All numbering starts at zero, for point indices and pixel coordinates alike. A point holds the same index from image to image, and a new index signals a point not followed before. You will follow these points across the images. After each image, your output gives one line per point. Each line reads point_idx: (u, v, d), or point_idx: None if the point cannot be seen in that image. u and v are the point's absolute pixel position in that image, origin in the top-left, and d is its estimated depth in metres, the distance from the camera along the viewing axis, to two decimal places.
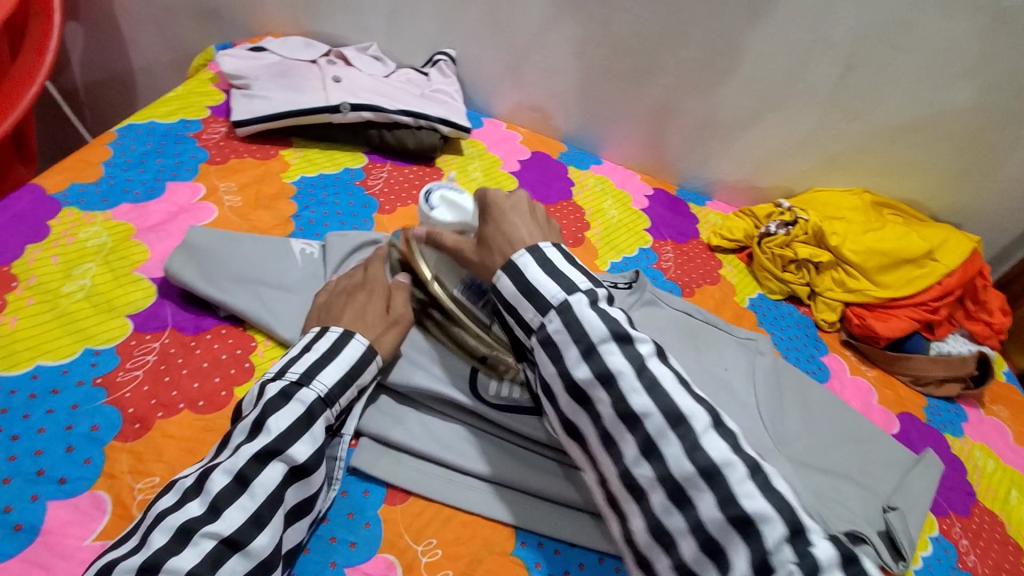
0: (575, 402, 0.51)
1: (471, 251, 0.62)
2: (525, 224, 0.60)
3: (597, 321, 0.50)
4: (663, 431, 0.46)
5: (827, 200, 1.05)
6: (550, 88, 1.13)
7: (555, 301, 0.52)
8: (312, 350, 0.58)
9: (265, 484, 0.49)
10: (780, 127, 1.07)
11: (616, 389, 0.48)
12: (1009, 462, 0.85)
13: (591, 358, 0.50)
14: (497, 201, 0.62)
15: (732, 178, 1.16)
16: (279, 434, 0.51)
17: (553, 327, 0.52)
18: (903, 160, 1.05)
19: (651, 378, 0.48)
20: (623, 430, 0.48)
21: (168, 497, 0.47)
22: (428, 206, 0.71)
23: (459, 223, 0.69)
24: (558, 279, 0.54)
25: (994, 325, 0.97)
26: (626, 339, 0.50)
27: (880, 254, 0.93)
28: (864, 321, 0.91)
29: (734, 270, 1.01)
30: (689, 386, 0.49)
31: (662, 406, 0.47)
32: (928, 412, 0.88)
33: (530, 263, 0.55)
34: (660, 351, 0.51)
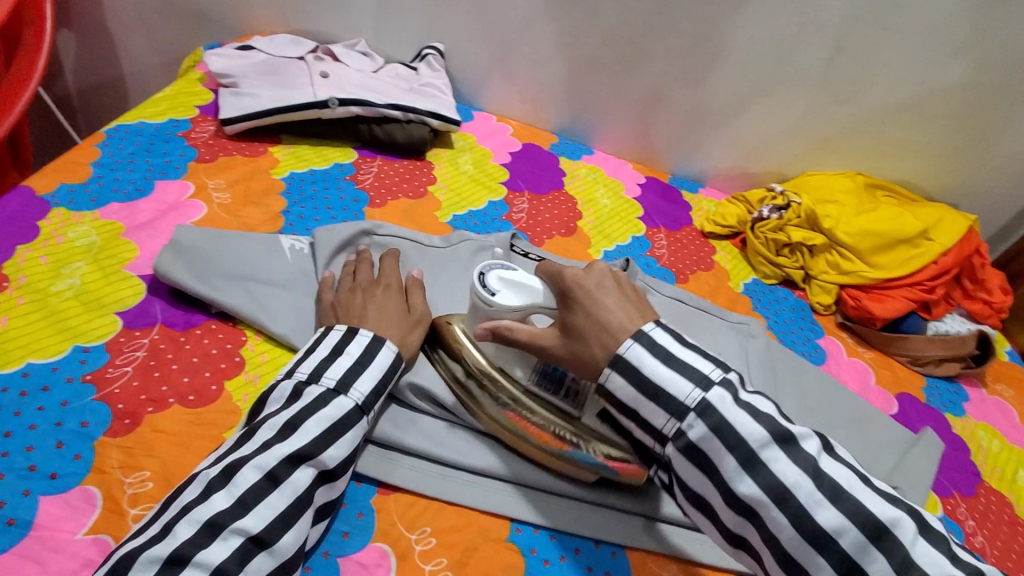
0: (740, 515, 0.47)
1: (555, 342, 0.54)
2: (620, 304, 0.52)
3: (753, 424, 0.47)
4: (865, 547, 0.43)
5: (821, 184, 1.05)
6: (540, 80, 1.13)
7: (692, 402, 0.48)
8: (345, 354, 0.57)
9: (295, 485, 0.49)
10: (772, 112, 1.06)
11: (793, 505, 0.45)
12: (1015, 442, 0.84)
13: (755, 471, 0.46)
14: (579, 280, 0.54)
15: (725, 165, 1.15)
16: (312, 439, 0.51)
17: (696, 433, 0.48)
18: (896, 142, 1.05)
19: (831, 484, 0.45)
20: (809, 552, 0.45)
21: (193, 489, 0.47)
22: (488, 292, 0.61)
23: (526, 306, 0.59)
24: (689, 372, 0.49)
25: (993, 303, 0.96)
26: (789, 439, 0.47)
27: (874, 235, 0.93)
28: (859, 302, 0.91)
29: (727, 256, 1.00)
30: (870, 481, 0.47)
31: (852, 515, 0.44)
32: (927, 392, 0.87)
33: (646, 356, 0.49)
34: (824, 442, 0.48)
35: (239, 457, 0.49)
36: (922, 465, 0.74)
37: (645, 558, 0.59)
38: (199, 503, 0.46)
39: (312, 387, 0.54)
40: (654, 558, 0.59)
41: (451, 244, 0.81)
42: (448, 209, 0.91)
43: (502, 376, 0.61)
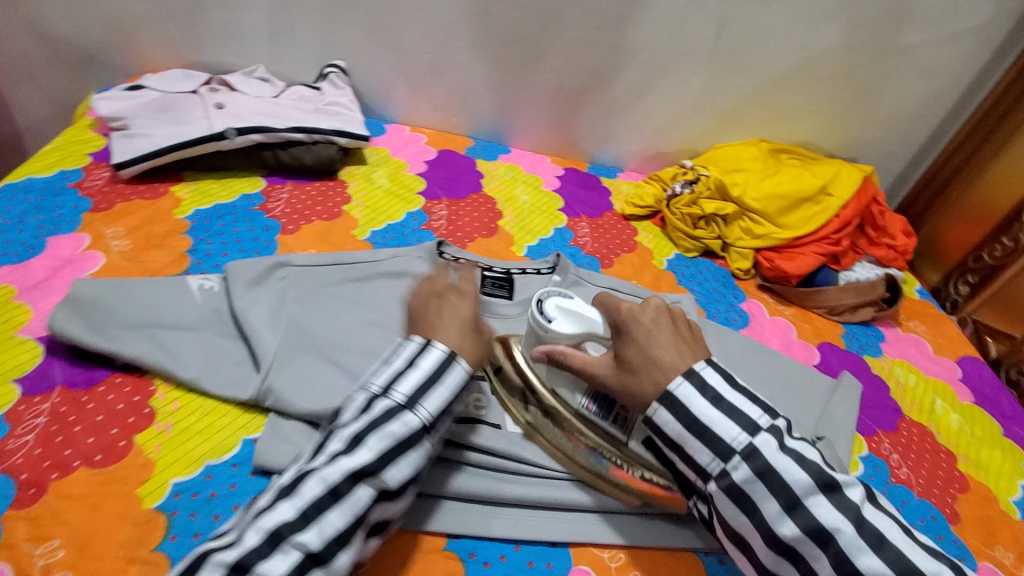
0: (778, 557, 0.48)
1: (609, 373, 0.56)
2: (673, 341, 0.55)
3: (799, 471, 0.48)
4: None
5: (727, 155, 1.09)
6: (447, 87, 1.13)
7: (737, 445, 0.50)
8: (416, 368, 0.54)
9: (357, 504, 0.48)
10: (674, 91, 1.10)
11: (834, 547, 0.46)
12: (931, 374, 0.89)
13: (796, 513, 0.48)
14: (634, 315, 0.57)
15: (639, 147, 1.19)
16: (377, 456, 0.49)
17: (740, 474, 0.49)
18: (790, 106, 1.10)
19: (874, 534, 0.46)
20: None
21: (267, 496, 0.49)
22: (545, 318, 0.62)
23: (581, 334, 0.61)
24: (738, 419, 0.51)
25: (897, 247, 1.02)
26: (833, 486, 0.48)
27: (779, 198, 0.97)
28: (773, 263, 0.95)
29: (649, 235, 1.03)
30: (912, 534, 0.48)
31: (895, 565, 0.45)
32: (845, 338, 0.92)
33: (696, 395, 0.52)
34: (868, 493, 0.50)
35: (309, 467, 0.49)
36: (845, 410, 0.78)
37: (584, 545, 0.60)
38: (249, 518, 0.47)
39: (381, 401, 0.52)
40: (596, 544, 0.60)
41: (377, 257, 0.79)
42: (366, 225, 0.90)
43: (558, 400, 0.62)
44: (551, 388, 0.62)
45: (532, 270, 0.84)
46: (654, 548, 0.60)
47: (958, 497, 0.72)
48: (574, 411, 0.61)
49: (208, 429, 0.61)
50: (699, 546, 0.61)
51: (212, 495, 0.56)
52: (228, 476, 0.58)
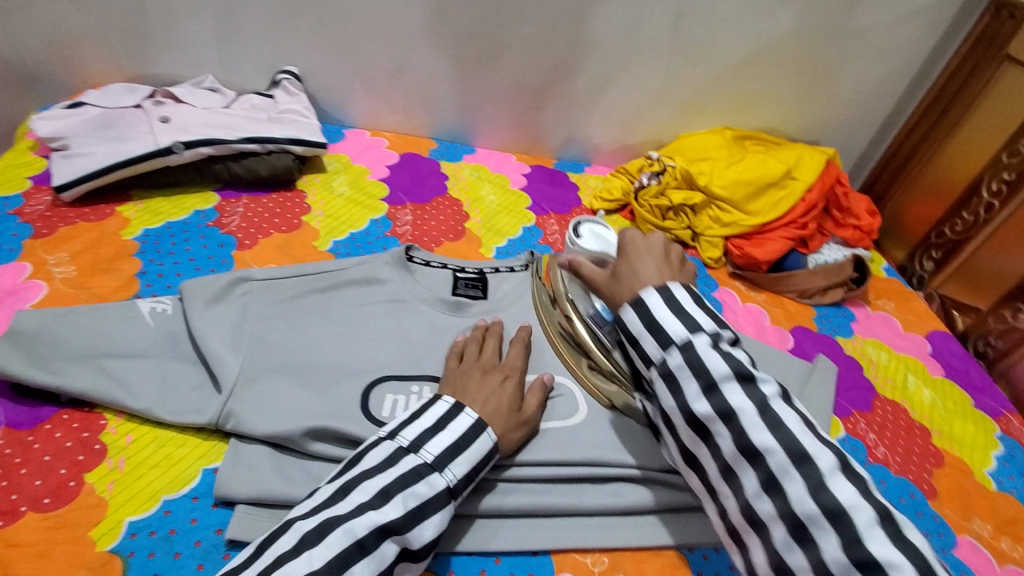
0: (693, 434, 0.51)
1: (603, 283, 0.63)
2: (657, 265, 0.60)
3: (722, 363, 0.50)
4: (787, 469, 0.46)
5: (693, 145, 1.09)
6: (406, 89, 1.11)
7: (678, 338, 0.52)
8: (447, 430, 0.55)
9: (381, 561, 0.48)
10: (636, 83, 1.09)
11: (736, 424, 0.49)
12: (901, 350, 0.90)
13: (712, 395, 0.50)
14: (634, 240, 0.63)
15: (605, 141, 1.18)
16: (404, 514, 0.50)
17: (674, 362, 0.52)
18: (751, 92, 1.10)
19: (775, 417, 0.48)
20: (744, 464, 0.48)
21: (287, 539, 0.47)
22: (576, 235, 0.86)
23: (598, 253, 0.81)
24: (686, 319, 0.53)
25: (862, 227, 1.02)
26: (750, 380, 0.50)
27: (745, 184, 0.97)
28: (743, 250, 0.96)
29: (619, 229, 1.02)
30: (815, 429, 0.49)
31: (786, 445, 0.47)
32: (817, 321, 0.92)
33: (659, 301, 0.55)
34: (782, 392, 0.51)
35: (335, 514, 0.48)
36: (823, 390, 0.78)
37: (567, 551, 0.58)
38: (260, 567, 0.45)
39: (410, 457, 0.53)
40: (578, 549, 0.58)
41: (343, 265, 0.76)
42: (327, 235, 0.87)
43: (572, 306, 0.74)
44: (570, 296, 0.75)
45: (505, 269, 0.83)
46: (637, 549, 0.59)
47: (934, 472, 0.73)
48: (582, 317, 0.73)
49: (165, 461, 0.58)
50: (681, 542, 0.60)
51: (172, 531, 0.54)
52: (188, 509, 0.55)
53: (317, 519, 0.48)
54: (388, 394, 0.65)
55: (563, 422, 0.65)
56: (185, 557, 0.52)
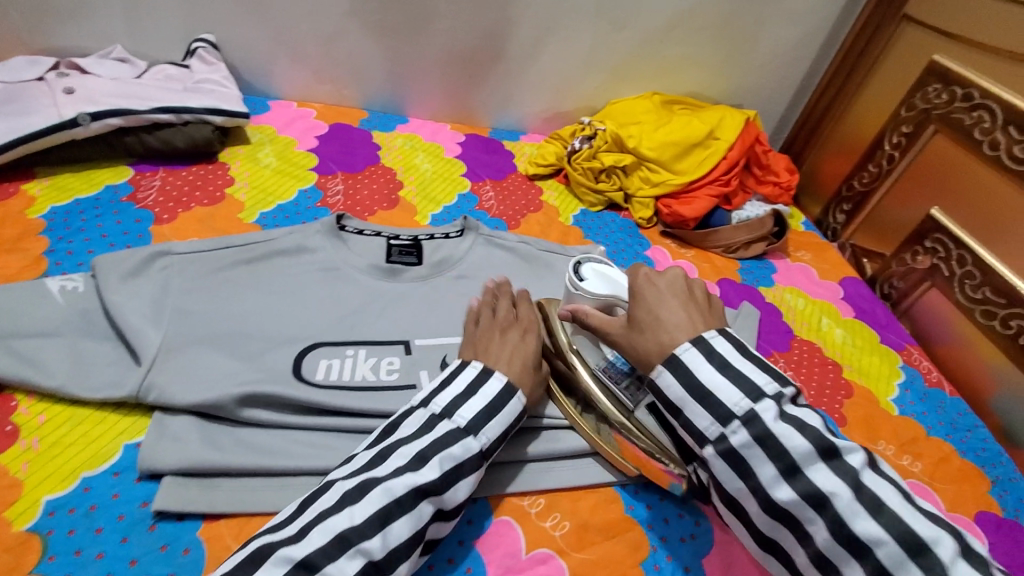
0: (773, 519, 0.47)
1: (619, 332, 0.57)
2: (682, 306, 0.55)
3: (800, 437, 0.45)
4: (902, 562, 0.41)
5: (624, 109, 1.12)
6: (331, 57, 1.07)
7: (738, 410, 0.48)
8: (479, 394, 0.56)
9: (420, 520, 0.49)
10: (565, 49, 1.10)
11: (830, 512, 0.44)
12: (818, 296, 0.96)
13: (795, 479, 0.45)
14: (651, 281, 0.58)
15: (539, 109, 1.19)
16: (441, 475, 0.51)
17: (738, 440, 0.47)
18: (677, 57, 1.13)
19: (872, 497, 0.43)
20: (846, 556, 0.43)
21: (329, 497, 0.48)
22: (578, 277, 0.66)
23: (607, 299, 0.64)
24: (742, 384, 0.49)
25: (781, 183, 1.09)
26: (833, 452, 0.45)
27: (672, 145, 1.01)
28: (672, 209, 0.99)
29: (555, 193, 1.03)
30: (917, 502, 0.44)
31: (893, 531, 0.42)
32: (741, 273, 0.97)
33: (702, 361, 0.50)
34: (870, 459, 0.46)
35: (373, 476, 0.49)
36: (746, 327, 0.83)
37: (509, 498, 0.59)
38: (293, 538, 0.45)
39: (444, 423, 0.54)
40: (515, 493, 0.60)
41: (270, 234, 0.74)
42: (253, 207, 0.84)
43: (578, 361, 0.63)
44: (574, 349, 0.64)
45: (441, 235, 0.82)
46: (573, 488, 0.61)
47: (845, 402, 0.79)
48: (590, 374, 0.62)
49: (83, 439, 0.57)
50: (614, 479, 0.62)
51: (93, 507, 0.53)
52: (110, 485, 0.54)
53: (358, 479, 0.49)
54: (323, 358, 0.65)
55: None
56: (107, 532, 0.51)
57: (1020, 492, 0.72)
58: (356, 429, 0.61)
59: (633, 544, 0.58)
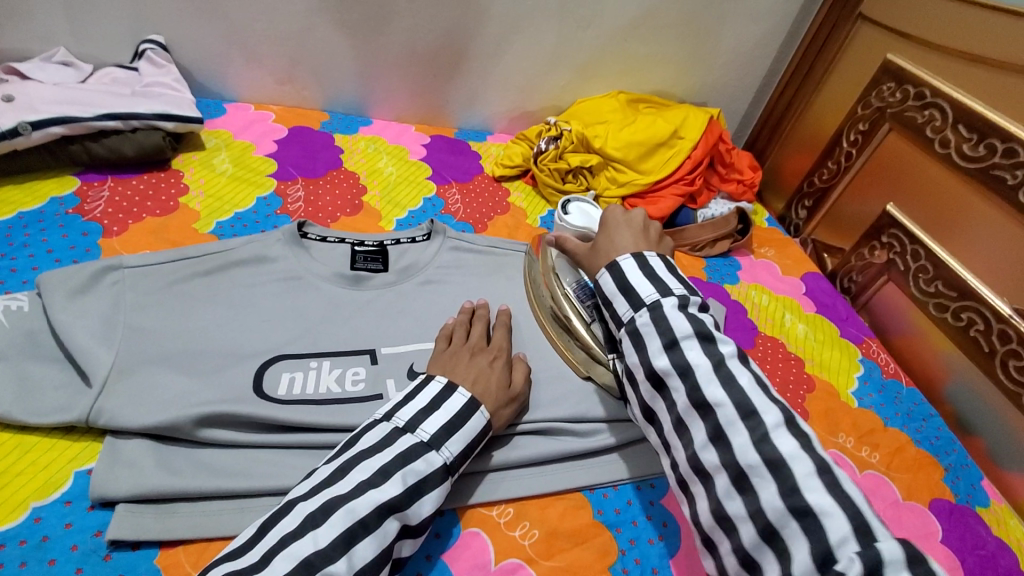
0: (653, 388, 0.54)
1: (585, 255, 0.68)
2: (633, 238, 0.64)
3: (684, 321, 0.53)
4: (734, 422, 0.48)
5: (590, 109, 1.12)
6: (290, 58, 1.04)
7: (648, 300, 0.55)
8: (442, 410, 0.56)
9: (385, 539, 0.48)
10: (530, 49, 1.09)
11: (692, 381, 0.51)
12: (781, 292, 0.98)
13: (672, 351, 0.52)
14: (615, 217, 0.67)
15: (505, 109, 1.18)
16: (404, 491, 0.50)
17: (641, 321, 0.55)
18: (641, 56, 1.14)
19: (727, 373, 0.50)
20: (695, 417, 0.50)
21: (289, 520, 0.47)
22: (563, 211, 0.87)
23: (583, 230, 0.82)
24: (657, 282, 0.57)
25: (745, 181, 1.10)
26: (709, 340, 0.52)
27: (637, 145, 1.01)
28: (639, 209, 1.00)
29: (522, 195, 1.03)
30: (768, 391, 0.50)
31: (736, 400, 0.48)
32: (707, 271, 0.99)
33: (634, 267, 0.58)
34: (741, 356, 0.53)
35: (333, 496, 0.48)
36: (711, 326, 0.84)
37: (479, 510, 0.59)
38: (258, 565, 0.44)
39: (407, 437, 0.53)
40: (482, 504, 0.59)
41: (227, 246, 0.72)
42: (209, 216, 0.82)
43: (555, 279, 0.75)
44: (554, 270, 0.76)
45: (406, 240, 0.80)
46: (541, 496, 0.61)
47: (807, 396, 0.81)
48: (564, 290, 0.74)
49: (31, 468, 0.54)
50: (582, 484, 0.62)
51: (44, 538, 0.50)
52: (61, 515, 0.52)
53: (317, 499, 0.48)
54: (285, 372, 0.63)
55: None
56: (59, 565, 0.49)
57: (970, 478, 0.75)
58: (320, 446, 0.60)
59: (600, 550, 0.58)
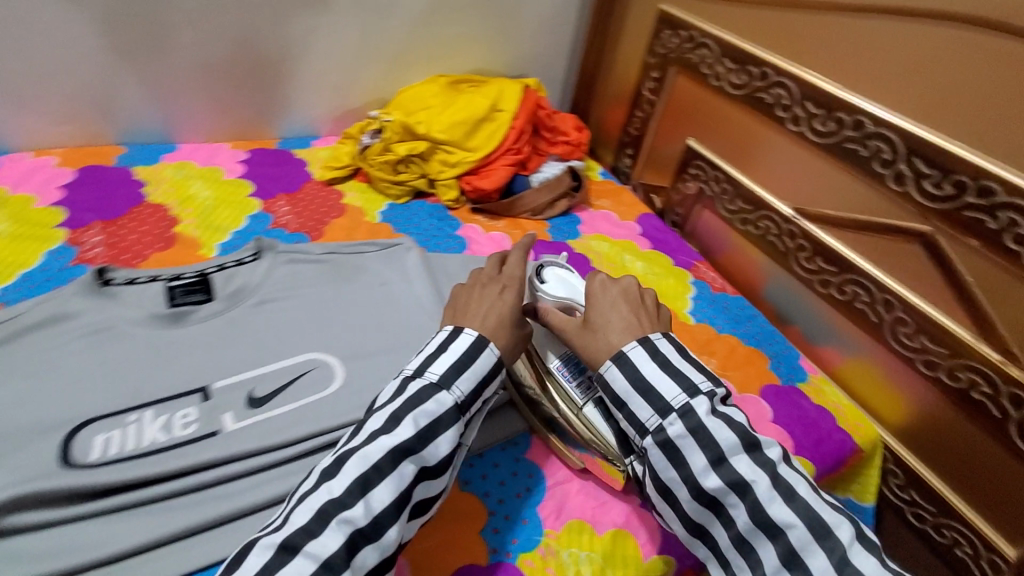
0: (703, 508, 0.52)
1: (572, 331, 0.63)
2: (630, 311, 0.61)
3: (728, 432, 0.52)
4: (810, 546, 0.48)
5: (413, 96, 1.10)
6: (59, 91, 0.93)
7: (677, 404, 0.54)
8: (449, 351, 0.57)
9: (401, 481, 0.50)
10: (334, 45, 1.07)
11: (751, 497, 0.50)
12: (618, 237, 1.05)
13: (721, 468, 0.52)
14: (606, 286, 0.64)
15: (327, 111, 1.14)
16: (416, 434, 0.52)
17: (674, 431, 0.53)
18: (451, 39, 1.15)
19: (787, 486, 0.50)
20: (762, 538, 0.50)
21: (310, 480, 0.50)
22: (539, 279, 0.71)
23: (568, 300, 0.69)
24: (682, 381, 0.55)
25: (571, 141, 1.16)
26: (755, 446, 0.52)
27: (461, 123, 1.02)
28: (474, 185, 1.02)
29: (357, 193, 1.01)
30: (824, 495, 0.51)
31: (805, 518, 0.49)
32: (550, 231, 1.03)
33: (646, 359, 0.56)
34: (785, 455, 0.54)
35: (347, 447, 0.51)
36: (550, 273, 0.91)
37: None
38: (275, 529, 0.46)
39: (416, 381, 0.55)
40: None
41: (12, 313, 0.65)
42: None
43: (536, 359, 0.67)
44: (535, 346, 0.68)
45: (233, 263, 0.78)
46: None
47: None
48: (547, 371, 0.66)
49: None
50: None
51: None
52: None
53: (334, 457, 0.51)
54: (98, 434, 0.58)
55: (321, 394, 0.66)
56: None
57: (791, 360, 0.87)
58: (153, 498, 0.55)
59: (470, 515, 0.60)
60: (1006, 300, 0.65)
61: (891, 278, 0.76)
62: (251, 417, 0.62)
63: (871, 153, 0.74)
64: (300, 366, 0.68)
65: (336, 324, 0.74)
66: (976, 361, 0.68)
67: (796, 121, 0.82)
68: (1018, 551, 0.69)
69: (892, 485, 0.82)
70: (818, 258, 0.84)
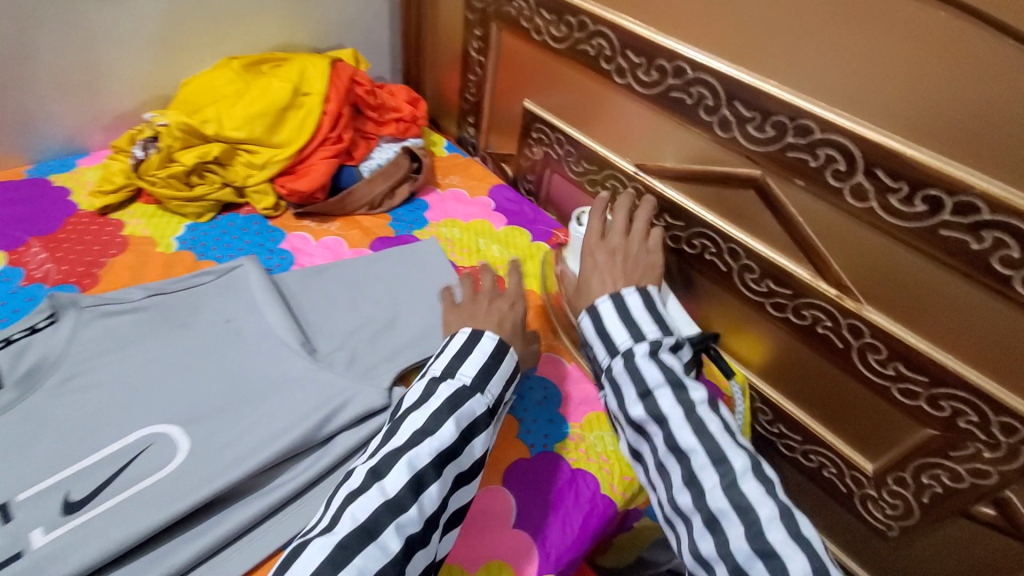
0: (636, 432, 0.56)
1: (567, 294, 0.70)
2: (612, 275, 0.66)
3: (656, 372, 0.56)
4: (705, 466, 0.51)
5: (196, 88, 0.90)
6: None
7: (623, 347, 0.59)
8: (475, 354, 0.57)
9: (442, 487, 0.49)
10: (70, 36, 0.84)
11: (666, 426, 0.54)
12: (470, 217, 0.96)
13: (647, 400, 0.55)
14: (594, 254, 0.69)
15: (90, 118, 0.92)
16: (459, 435, 0.52)
17: (618, 367, 0.58)
18: (234, 12, 0.95)
19: (699, 422, 0.53)
20: (672, 462, 0.53)
21: (354, 479, 0.49)
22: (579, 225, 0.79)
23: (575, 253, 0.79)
24: (632, 328, 0.60)
25: (405, 117, 1.02)
26: (680, 386, 0.55)
27: (259, 115, 0.85)
28: (290, 187, 0.87)
29: (143, 220, 0.84)
30: (736, 436, 0.53)
31: (705, 445, 0.52)
32: (393, 224, 0.92)
33: (611, 311, 0.61)
34: (711, 399, 0.56)
35: (388, 446, 0.51)
36: (404, 270, 0.81)
37: None
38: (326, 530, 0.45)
39: (449, 383, 0.55)
40: None
41: None
42: None
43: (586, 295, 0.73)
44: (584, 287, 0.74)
45: (24, 331, 0.62)
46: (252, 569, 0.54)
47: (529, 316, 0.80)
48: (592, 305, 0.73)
49: None
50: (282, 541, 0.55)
51: None
52: None
53: (375, 459, 0.50)
54: None
55: (157, 475, 0.55)
56: None
57: None
58: None
59: None
60: (833, 235, 0.65)
61: (745, 232, 0.74)
62: (62, 527, 0.51)
63: (695, 100, 0.70)
64: (126, 451, 0.57)
65: (124, 395, 0.60)
66: (818, 299, 0.69)
67: (622, 74, 0.77)
68: (875, 465, 0.74)
69: (762, 421, 0.85)
70: (664, 214, 0.81)
